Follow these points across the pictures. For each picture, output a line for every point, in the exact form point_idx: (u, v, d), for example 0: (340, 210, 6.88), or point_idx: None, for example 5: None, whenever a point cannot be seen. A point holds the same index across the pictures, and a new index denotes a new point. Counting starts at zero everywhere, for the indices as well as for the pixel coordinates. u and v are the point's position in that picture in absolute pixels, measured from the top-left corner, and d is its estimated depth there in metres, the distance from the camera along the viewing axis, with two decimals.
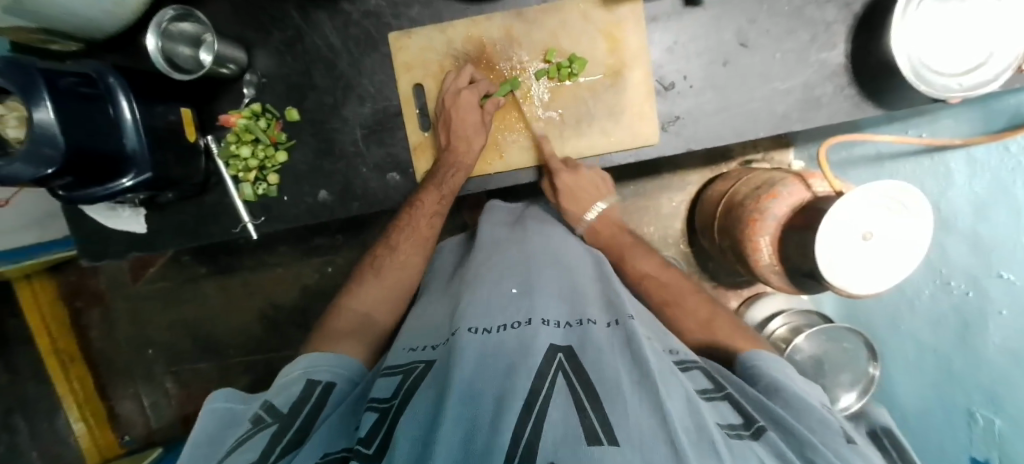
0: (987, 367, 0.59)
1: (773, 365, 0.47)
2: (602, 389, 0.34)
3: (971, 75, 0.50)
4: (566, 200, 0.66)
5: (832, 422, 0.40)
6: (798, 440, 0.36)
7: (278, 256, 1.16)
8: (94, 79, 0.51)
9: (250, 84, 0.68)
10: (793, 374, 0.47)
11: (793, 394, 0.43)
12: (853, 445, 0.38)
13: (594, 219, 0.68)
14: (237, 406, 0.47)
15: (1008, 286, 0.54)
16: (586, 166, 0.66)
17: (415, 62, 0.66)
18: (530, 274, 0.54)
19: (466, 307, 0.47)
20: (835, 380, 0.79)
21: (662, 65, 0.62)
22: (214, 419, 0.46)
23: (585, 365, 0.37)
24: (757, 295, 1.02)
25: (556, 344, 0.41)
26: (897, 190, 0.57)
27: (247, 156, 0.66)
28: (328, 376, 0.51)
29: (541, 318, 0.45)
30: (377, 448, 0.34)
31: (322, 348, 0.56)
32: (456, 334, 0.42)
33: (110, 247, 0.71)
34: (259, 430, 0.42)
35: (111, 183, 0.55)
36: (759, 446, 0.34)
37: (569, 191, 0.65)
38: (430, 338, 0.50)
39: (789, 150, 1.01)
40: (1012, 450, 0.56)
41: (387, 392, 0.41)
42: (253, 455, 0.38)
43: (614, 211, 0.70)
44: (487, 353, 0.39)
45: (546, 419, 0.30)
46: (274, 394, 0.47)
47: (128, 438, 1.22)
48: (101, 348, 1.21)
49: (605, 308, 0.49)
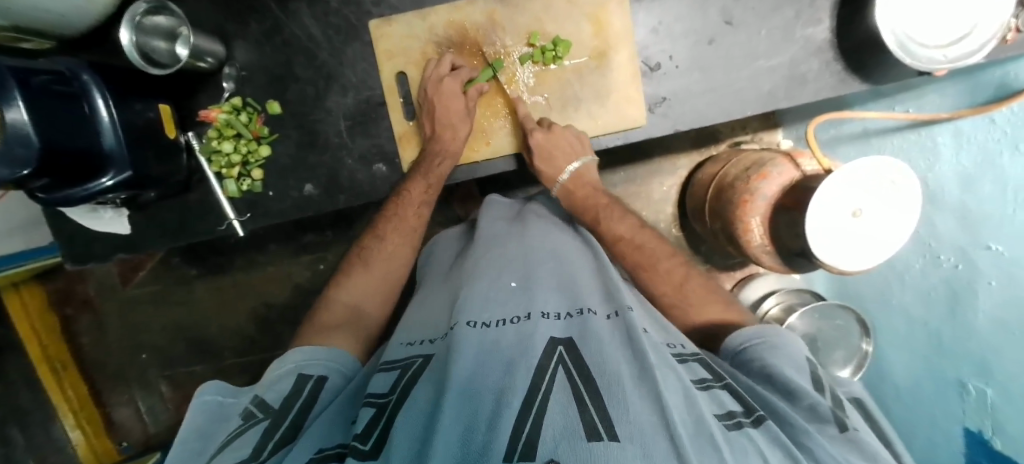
0: (977, 339, 0.59)
1: (766, 347, 0.47)
2: (602, 384, 0.33)
3: (955, 46, 0.49)
4: (539, 161, 0.62)
5: (824, 409, 0.39)
6: (795, 429, 0.36)
7: (269, 254, 1.15)
8: (68, 77, 0.50)
9: (230, 77, 0.66)
10: (786, 351, 0.46)
11: (783, 380, 0.42)
12: (847, 435, 0.38)
13: (568, 178, 0.66)
14: (228, 400, 0.48)
15: (998, 257, 0.54)
16: (558, 125, 0.63)
17: (398, 50, 0.64)
18: (529, 268, 0.54)
19: (465, 300, 0.48)
20: (830, 358, 0.80)
21: (647, 46, 0.62)
22: (204, 412, 0.46)
23: (585, 359, 0.37)
24: (750, 276, 1.02)
25: (556, 336, 0.41)
26: (886, 166, 0.57)
27: (230, 151, 0.65)
28: (319, 370, 0.50)
29: (540, 311, 0.45)
30: (373, 445, 0.33)
31: (316, 342, 0.55)
32: (454, 328, 0.42)
33: (94, 249, 0.70)
34: (250, 426, 0.42)
35: (91, 183, 0.53)
36: (759, 434, 0.34)
37: (541, 151, 0.62)
38: (428, 332, 0.49)
39: (778, 130, 1.02)
40: (1005, 420, 0.57)
41: (383, 388, 0.41)
42: (244, 451, 0.38)
43: (587, 172, 0.67)
44: (486, 346, 0.39)
45: (546, 415, 0.30)
46: (265, 389, 0.47)
47: (126, 444, 1.21)
48: (93, 354, 1.20)
49: (605, 299, 0.49)
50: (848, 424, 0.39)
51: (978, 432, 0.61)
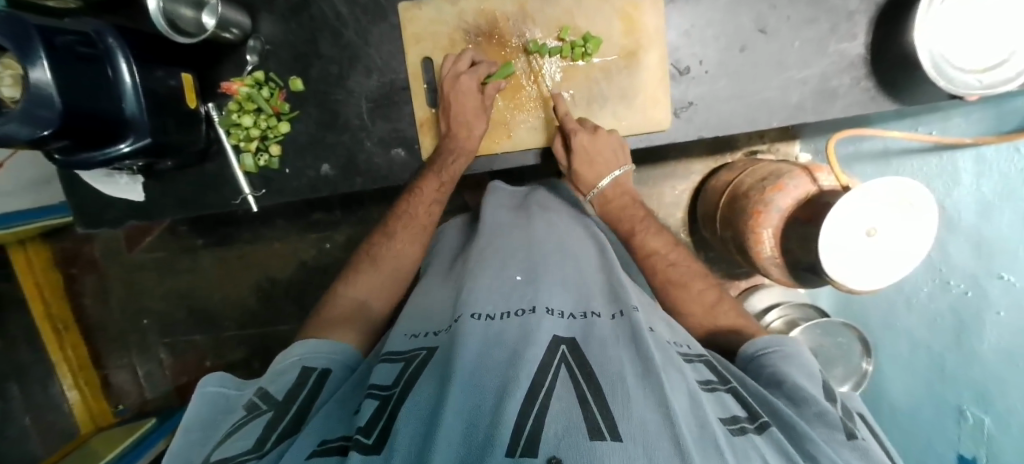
0: (982, 367, 0.60)
1: (778, 354, 0.47)
2: (605, 383, 0.33)
3: (991, 72, 0.49)
4: (580, 163, 0.63)
5: (832, 417, 0.39)
6: (799, 435, 0.36)
7: (276, 230, 1.15)
8: (93, 39, 0.49)
9: (254, 50, 0.66)
10: (802, 360, 0.47)
11: (793, 386, 0.42)
12: (855, 444, 0.37)
13: (608, 185, 0.66)
14: (231, 391, 0.48)
15: (1009, 287, 0.55)
16: (603, 129, 0.62)
17: (425, 34, 0.64)
18: (535, 261, 0.53)
19: (469, 293, 0.47)
20: (829, 375, 0.80)
21: (678, 49, 0.61)
22: (207, 404, 0.46)
23: (586, 358, 0.37)
24: (755, 286, 1.02)
25: (560, 335, 0.41)
26: (907, 188, 0.57)
27: (250, 125, 0.65)
28: (324, 362, 0.51)
29: (545, 306, 0.45)
30: (376, 438, 0.33)
31: (320, 335, 0.56)
32: (459, 321, 0.42)
33: (106, 214, 0.70)
34: (252, 417, 0.42)
35: (108, 148, 0.53)
36: (765, 444, 0.33)
37: (585, 154, 0.62)
38: (432, 325, 0.50)
39: (796, 142, 1.01)
40: (1001, 450, 0.59)
41: (387, 379, 0.41)
42: (249, 442, 0.38)
43: (626, 180, 0.67)
44: (489, 339, 0.39)
45: (547, 413, 0.30)
46: (268, 382, 0.47)
47: (121, 407, 1.23)
48: (95, 316, 1.21)
49: (609, 298, 0.49)
50: (856, 434, 0.38)
51: (972, 458, 0.63)
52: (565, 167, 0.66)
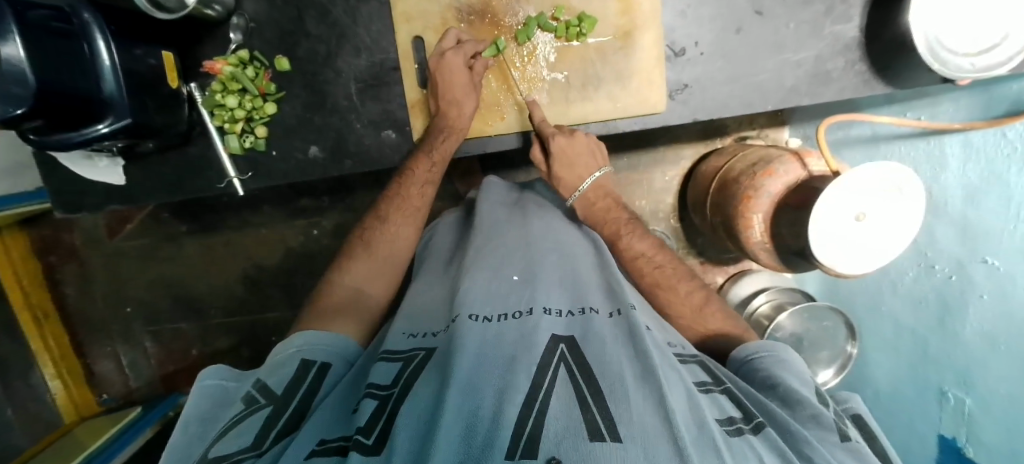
0: (964, 350, 0.62)
1: (771, 357, 0.48)
2: (604, 384, 0.33)
3: (983, 56, 0.49)
4: (561, 167, 0.64)
5: (826, 418, 0.39)
6: (794, 438, 0.36)
7: (263, 216, 1.13)
8: (67, 14, 0.46)
9: (237, 29, 0.64)
10: (792, 365, 0.47)
11: (786, 388, 0.43)
12: (847, 445, 0.37)
13: (588, 188, 0.65)
14: (230, 383, 0.47)
15: (992, 270, 0.56)
16: (579, 130, 0.63)
17: (416, 12, 0.63)
18: (533, 261, 0.53)
19: (466, 292, 0.47)
20: (815, 357, 0.82)
21: (674, 30, 0.61)
22: (206, 397, 0.46)
23: (586, 358, 0.37)
24: (743, 271, 1.03)
25: (558, 334, 0.41)
26: (893, 171, 0.57)
27: (234, 106, 0.62)
28: (322, 355, 0.50)
29: (543, 307, 0.45)
30: (376, 440, 0.32)
31: (312, 326, 0.55)
32: (457, 321, 0.42)
33: (85, 198, 0.68)
34: (251, 412, 0.41)
35: (86, 128, 0.51)
36: (760, 442, 0.34)
37: (564, 157, 0.62)
38: (431, 324, 0.49)
39: (784, 129, 1.02)
40: (979, 428, 0.61)
41: (386, 378, 0.40)
42: (248, 440, 0.38)
43: (608, 183, 0.67)
44: (489, 339, 0.39)
45: (547, 413, 0.30)
46: (267, 373, 0.47)
47: (107, 398, 1.21)
48: (77, 305, 1.18)
49: (607, 296, 0.49)
50: (849, 435, 0.39)
51: (952, 438, 0.66)
52: (545, 171, 0.66)
